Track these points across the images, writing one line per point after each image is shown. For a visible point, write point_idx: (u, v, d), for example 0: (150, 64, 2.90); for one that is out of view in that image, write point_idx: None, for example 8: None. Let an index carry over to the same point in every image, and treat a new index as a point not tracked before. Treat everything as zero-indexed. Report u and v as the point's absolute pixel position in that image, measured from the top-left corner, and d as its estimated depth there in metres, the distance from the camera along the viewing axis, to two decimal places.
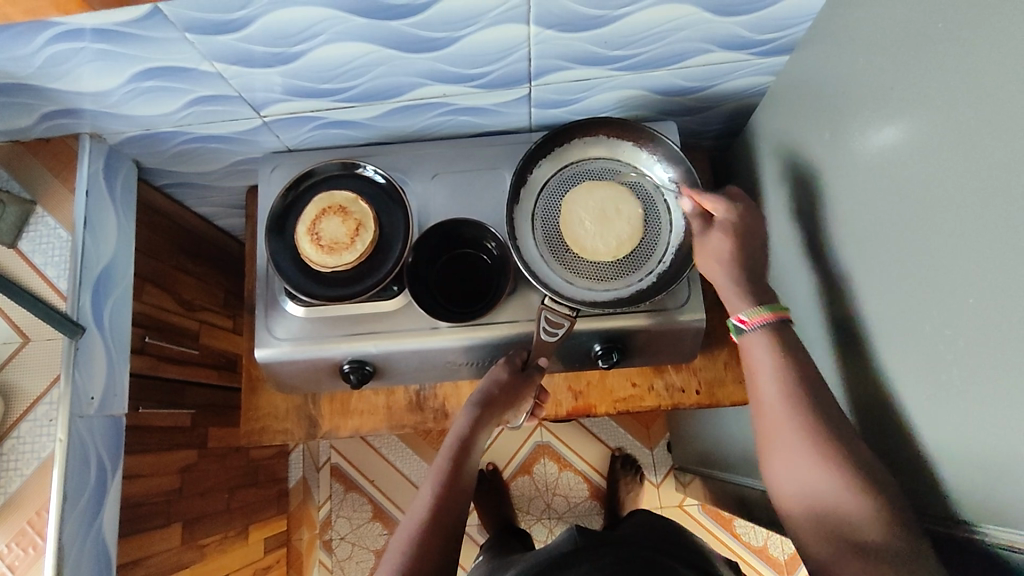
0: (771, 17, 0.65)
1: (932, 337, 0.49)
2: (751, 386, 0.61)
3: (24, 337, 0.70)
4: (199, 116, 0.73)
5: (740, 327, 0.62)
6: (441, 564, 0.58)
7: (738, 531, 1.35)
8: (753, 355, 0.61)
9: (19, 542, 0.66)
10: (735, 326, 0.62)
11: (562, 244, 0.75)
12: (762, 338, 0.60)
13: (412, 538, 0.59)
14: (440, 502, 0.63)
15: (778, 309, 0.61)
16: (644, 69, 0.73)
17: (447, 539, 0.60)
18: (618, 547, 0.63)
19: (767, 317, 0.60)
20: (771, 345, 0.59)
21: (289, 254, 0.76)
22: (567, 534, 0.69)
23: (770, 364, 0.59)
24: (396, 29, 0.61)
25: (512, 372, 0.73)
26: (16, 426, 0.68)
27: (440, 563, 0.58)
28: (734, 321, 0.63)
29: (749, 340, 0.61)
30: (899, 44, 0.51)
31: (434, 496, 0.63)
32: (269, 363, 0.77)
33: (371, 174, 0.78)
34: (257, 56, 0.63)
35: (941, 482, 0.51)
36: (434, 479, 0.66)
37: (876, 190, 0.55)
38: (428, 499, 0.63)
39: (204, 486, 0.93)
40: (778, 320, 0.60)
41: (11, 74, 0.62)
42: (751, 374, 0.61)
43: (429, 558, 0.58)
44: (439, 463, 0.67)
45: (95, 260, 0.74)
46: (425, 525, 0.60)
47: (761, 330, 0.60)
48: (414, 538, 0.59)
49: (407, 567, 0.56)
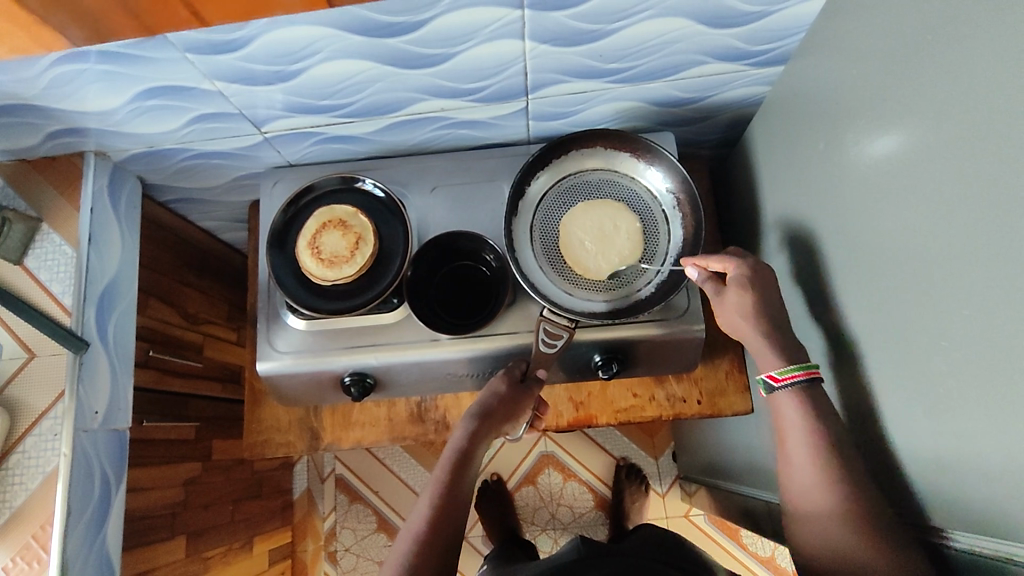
0: (765, 29, 0.66)
1: (925, 349, 0.49)
2: (781, 443, 0.61)
3: (30, 353, 0.71)
4: (201, 133, 0.74)
5: (769, 383, 0.62)
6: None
7: (744, 542, 1.34)
8: (782, 415, 0.61)
9: (24, 556, 0.66)
10: (764, 382, 0.62)
11: (560, 255, 0.75)
12: (792, 398, 0.60)
13: (408, 551, 0.59)
14: (437, 513, 0.63)
15: (809, 366, 0.61)
16: (640, 81, 0.73)
17: (444, 550, 0.60)
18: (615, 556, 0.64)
19: (797, 376, 0.60)
20: (801, 405, 0.59)
21: (290, 268, 0.77)
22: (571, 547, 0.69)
23: (803, 429, 0.59)
24: (393, 46, 0.62)
25: (511, 384, 0.73)
26: (22, 441, 0.69)
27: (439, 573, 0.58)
28: (764, 377, 0.62)
29: (778, 399, 0.62)
30: (891, 56, 0.52)
31: (432, 507, 0.63)
32: (271, 376, 0.78)
33: (370, 187, 0.79)
34: (258, 74, 0.64)
35: (934, 494, 0.51)
36: (431, 492, 0.65)
37: (869, 201, 0.56)
38: (425, 510, 0.63)
39: (208, 499, 0.93)
40: (809, 379, 0.60)
41: (17, 95, 0.63)
42: (781, 432, 0.61)
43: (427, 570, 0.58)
44: (437, 476, 0.67)
45: (100, 276, 0.75)
46: (422, 537, 0.61)
47: (792, 388, 0.60)
48: (411, 550, 0.59)
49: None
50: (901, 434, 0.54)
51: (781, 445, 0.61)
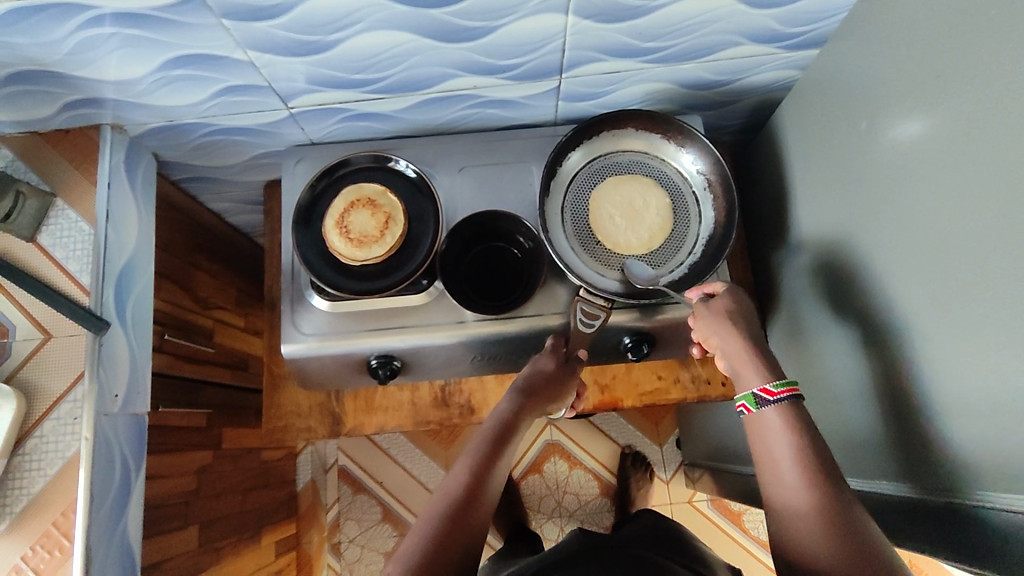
0: (802, 11, 0.66)
1: (985, 318, 0.50)
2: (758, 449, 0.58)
3: (46, 334, 0.67)
4: (226, 107, 0.71)
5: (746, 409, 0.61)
6: (467, 549, 0.56)
7: (747, 526, 1.35)
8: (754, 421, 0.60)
9: (45, 544, 0.63)
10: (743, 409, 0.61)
11: (591, 236, 0.75)
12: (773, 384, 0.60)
13: (442, 514, 0.57)
14: (475, 482, 0.60)
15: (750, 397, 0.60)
16: (673, 61, 0.73)
17: (478, 520, 0.58)
18: (621, 550, 0.66)
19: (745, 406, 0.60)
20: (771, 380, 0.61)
21: (316, 247, 0.75)
22: (573, 539, 0.73)
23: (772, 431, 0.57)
24: (435, 17, 0.60)
25: (557, 363, 0.72)
26: (38, 426, 0.65)
27: (467, 541, 0.56)
28: (754, 392, 0.60)
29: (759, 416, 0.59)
30: (944, 32, 0.52)
31: (470, 476, 0.61)
32: (294, 359, 0.76)
33: (403, 168, 0.77)
34: (290, 44, 0.62)
35: (980, 461, 0.52)
36: (469, 459, 0.63)
37: (916, 178, 0.57)
38: (462, 477, 0.61)
39: (219, 488, 0.91)
40: (791, 396, 0.59)
41: (36, 61, 0.60)
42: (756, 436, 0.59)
43: (462, 533, 0.56)
44: (477, 443, 0.65)
45: (118, 254, 0.72)
46: (456, 503, 0.58)
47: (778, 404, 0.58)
48: (443, 514, 0.57)
49: (432, 544, 0.54)
50: (950, 405, 0.54)
51: (758, 447, 0.58)
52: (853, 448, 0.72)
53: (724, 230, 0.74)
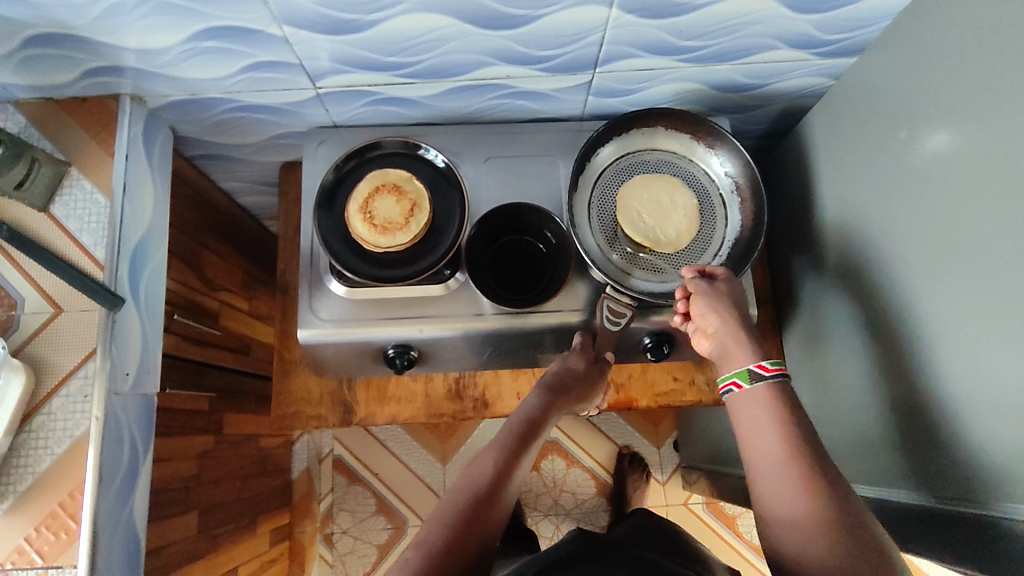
0: (843, 17, 0.66)
1: (1016, 331, 0.50)
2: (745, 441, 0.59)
3: (56, 308, 0.65)
4: (251, 83, 0.69)
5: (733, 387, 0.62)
6: (487, 537, 0.55)
7: (741, 530, 1.36)
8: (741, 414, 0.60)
9: (50, 526, 0.60)
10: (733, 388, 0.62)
11: (617, 233, 0.74)
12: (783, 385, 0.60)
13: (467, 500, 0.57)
14: (501, 472, 0.60)
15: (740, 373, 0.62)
16: (708, 62, 0.73)
17: (501, 509, 0.58)
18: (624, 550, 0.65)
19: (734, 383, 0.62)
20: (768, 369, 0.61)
21: (337, 231, 0.73)
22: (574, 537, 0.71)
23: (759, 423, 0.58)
24: (479, 2, 0.59)
25: (587, 363, 0.72)
26: (46, 403, 0.63)
27: (488, 529, 0.56)
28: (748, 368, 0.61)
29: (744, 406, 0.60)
30: (984, 44, 0.52)
31: (495, 465, 0.60)
32: (310, 344, 0.74)
33: (432, 157, 0.76)
34: (327, 21, 0.60)
35: (1003, 474, 0.52)
36: (496, 449, 0.62)
37: (946, 188, 0.57)
38: (487, 466, 0.60)
39: (218, 474, 0.89)
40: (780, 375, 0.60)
41: (61, 23, 0.58)
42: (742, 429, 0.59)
43: (486, 521, 0.56)
44: (504, 436, 0.64)
45: (133, 229, 0.70)
46: (481, 490, 0.58)
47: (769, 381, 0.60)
48: (468, 500, 0.56)
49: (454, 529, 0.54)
50: (974, 415, 0.55)
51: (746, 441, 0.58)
52: (868, 457, 0.72)
53: (751, 233, 0.73)
